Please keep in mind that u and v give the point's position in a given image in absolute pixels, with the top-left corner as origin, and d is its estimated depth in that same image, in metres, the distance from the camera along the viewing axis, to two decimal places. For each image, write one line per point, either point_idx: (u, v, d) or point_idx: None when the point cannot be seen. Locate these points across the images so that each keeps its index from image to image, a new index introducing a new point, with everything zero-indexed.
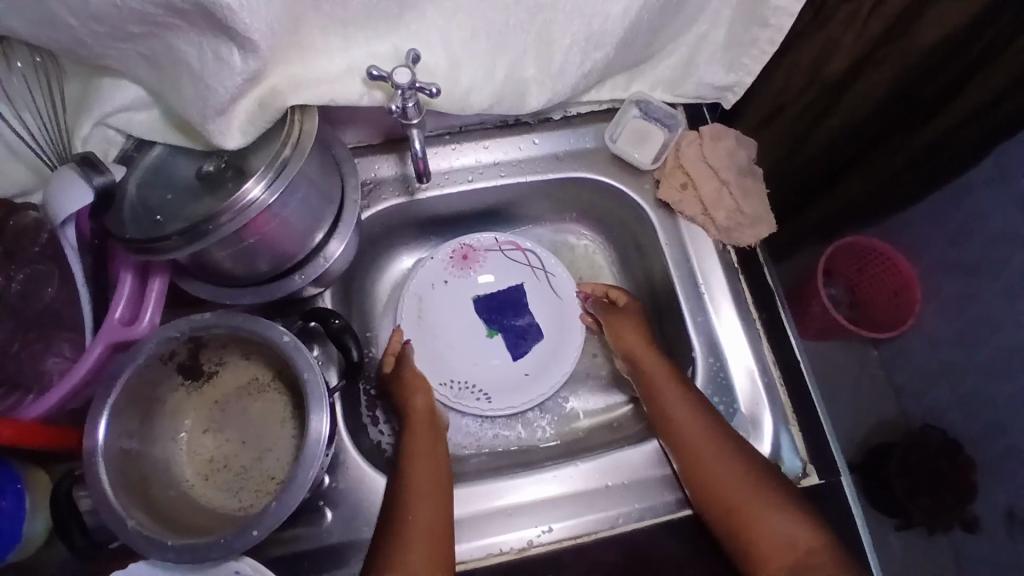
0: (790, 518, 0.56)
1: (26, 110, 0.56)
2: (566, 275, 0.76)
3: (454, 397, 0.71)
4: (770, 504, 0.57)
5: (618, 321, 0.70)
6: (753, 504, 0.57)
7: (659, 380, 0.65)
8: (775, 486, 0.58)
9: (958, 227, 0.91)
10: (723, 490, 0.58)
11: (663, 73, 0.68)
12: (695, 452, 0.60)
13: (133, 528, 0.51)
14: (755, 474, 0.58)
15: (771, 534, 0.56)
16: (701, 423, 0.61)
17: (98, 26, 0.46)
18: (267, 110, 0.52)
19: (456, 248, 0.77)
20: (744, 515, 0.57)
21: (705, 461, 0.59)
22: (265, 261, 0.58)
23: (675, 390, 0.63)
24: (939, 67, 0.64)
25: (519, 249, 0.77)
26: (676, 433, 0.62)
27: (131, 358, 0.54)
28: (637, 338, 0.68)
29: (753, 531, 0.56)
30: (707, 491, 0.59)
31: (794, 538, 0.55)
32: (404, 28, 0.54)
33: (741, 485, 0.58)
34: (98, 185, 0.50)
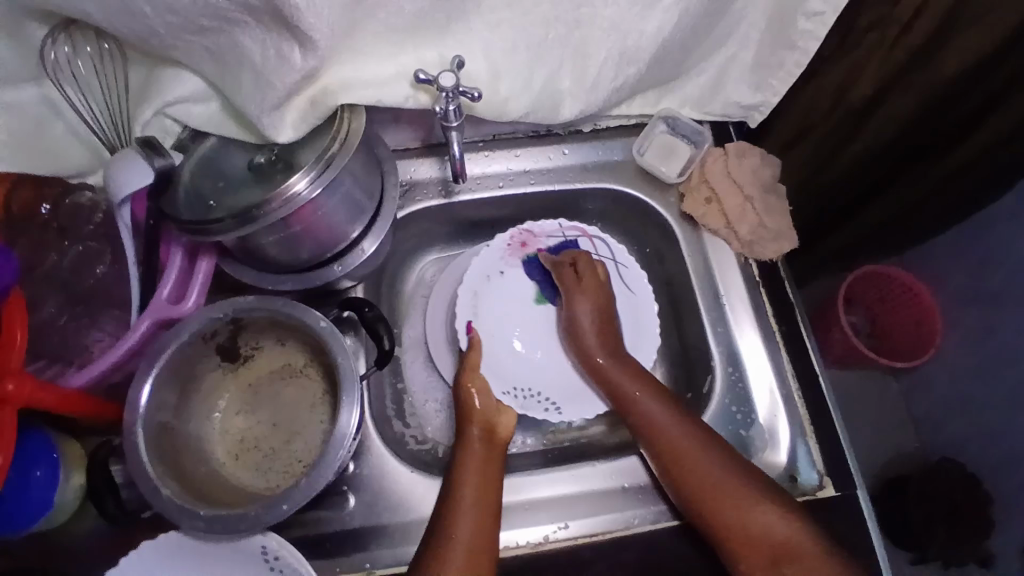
0: (786, 520, 0.56)
1: (91, 96, 0.59)
2: (638, 268, 0.73)
3: (521, 406, 0.69)
4: (750, 496, 0.58)
5: (578, 295, 0.69)
6: (748, 508, 0.57)
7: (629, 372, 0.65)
8: (755, 478, 0.59)
9: (978, 257, 0.92)
10: (703, 483, 0.59)
11: (692, 91, 0.70)
12: (682, 457, 0.60)
13: (166, 496, 0.53)
14: (735, 468, 0.59)
15: (754, 525, 0.57)
16: (683, 429, 0.61)
17: (172, 18, 0.49)
18: (319, 107, 0.55)
19: (515, 235, 0.75)
20: (724, 506, 0.58)
21: (695, 468, 0.59)
22: (307, 250, 0.60)
23: (651, 398, 0.63)
24: (960, 100, 0.67)
25: (584, 236, 0.74)
26: (661, 441, 0.61)
27: (175, 335, 0.57)
28: (597, 325, 0.67)
29: (752, 534, 0.56)
30: (699, 495, 0.59)
31: (782, 536, 0.56)
32: (450, 37, 0.58)
33: (720, 478, 0.58)
34: (159, 166, 0.54)
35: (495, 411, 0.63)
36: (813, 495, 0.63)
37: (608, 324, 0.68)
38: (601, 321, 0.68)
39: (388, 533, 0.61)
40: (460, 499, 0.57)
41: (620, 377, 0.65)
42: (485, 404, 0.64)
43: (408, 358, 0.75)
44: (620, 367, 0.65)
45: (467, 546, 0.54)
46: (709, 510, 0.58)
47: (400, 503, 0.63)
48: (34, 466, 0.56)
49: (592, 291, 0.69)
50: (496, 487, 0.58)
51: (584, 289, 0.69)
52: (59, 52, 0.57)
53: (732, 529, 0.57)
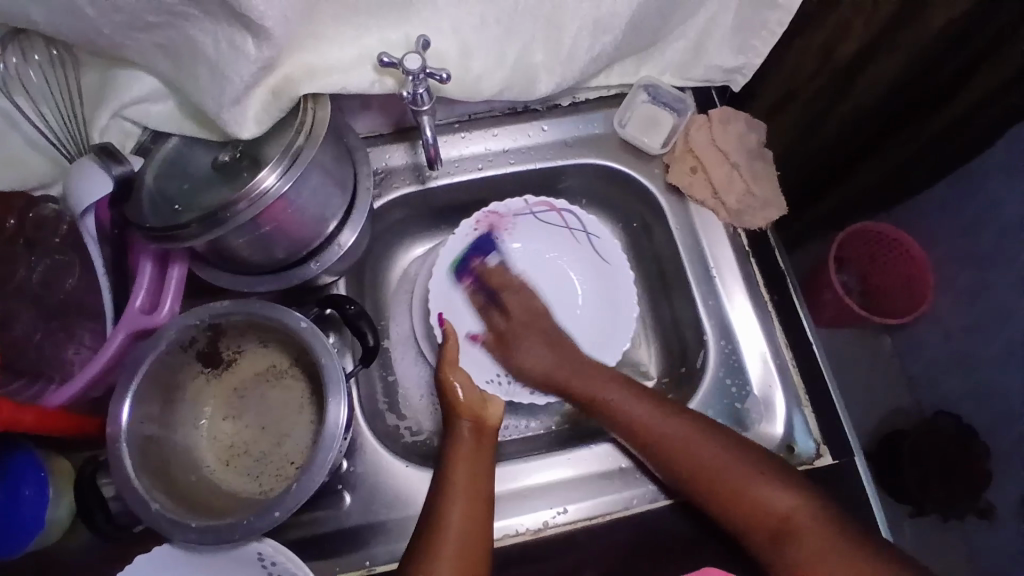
0: (786, 492, 0.57)
1: (44, 102, 0.57)
2: (610, 236, 0.72)
3: (507, 393, 0.67)
4: (754, 474, 0.58)
5: (523, 347, 0.66)
6: (740, 483, 0.58)
7: (610, 383, 0.64)
8: (758, 456, 0.59)
9: (969, 210, 0.90)
10: (699, 470, 0.59)
11: (672, 57, 0.68)
12: (668, 444, 0.60)
13: (156, 511, 0.52)
14: (731, 447, 0.59)
15: (755, 503, 0.57)
16: (673, 425, 0.61)
17: (119, 15, 0.47)
18: (280, 99, 0.52)
19: (481, 217, 0.71)
20: (727, 492, 0.58)
21: (687, 453, 0.59)
22: (281, 248, 0.59)
23: (628, 396, 0.63)
24: (952, 52, 0.64)
25: (553, 211, 0.72)
26: (648, 438, 0.61)
27: (152, 345, 0.55)
28: (554, 362, 0.65)
29: (754, 514, 0.57)
30: (697, 476, 0.59)
31: (789, 512, 0.56)
32: (414, 16, 0.55)
33: (716, 462, 0.59)
34: (116, 174, 0.53)
35: (481, 401, 0.62)
36: (810, 465, 0.63)
37: (560, 339, 0.67)
38: (555, 354, 0.66)
39: (386, 528, 0.61)
40: (450, 483, 0.56)
41: (585, 386, 0.64)
42: (468, 396, 0.62)
43: (396, 349, 0.73)
44: (588, 376, 0.65)
45: (456, 536, 0.54)
46: (717, 496, 0.58)
47: (397, 499, 0.62)
48: (23, 484, 0.55)
49: (527, 330, 0.67)
50: (485, 482, 0.58)
51: (523, 342, 0.66)
52: (8, 62, 0.55)
53: (739, 509, 0.57)
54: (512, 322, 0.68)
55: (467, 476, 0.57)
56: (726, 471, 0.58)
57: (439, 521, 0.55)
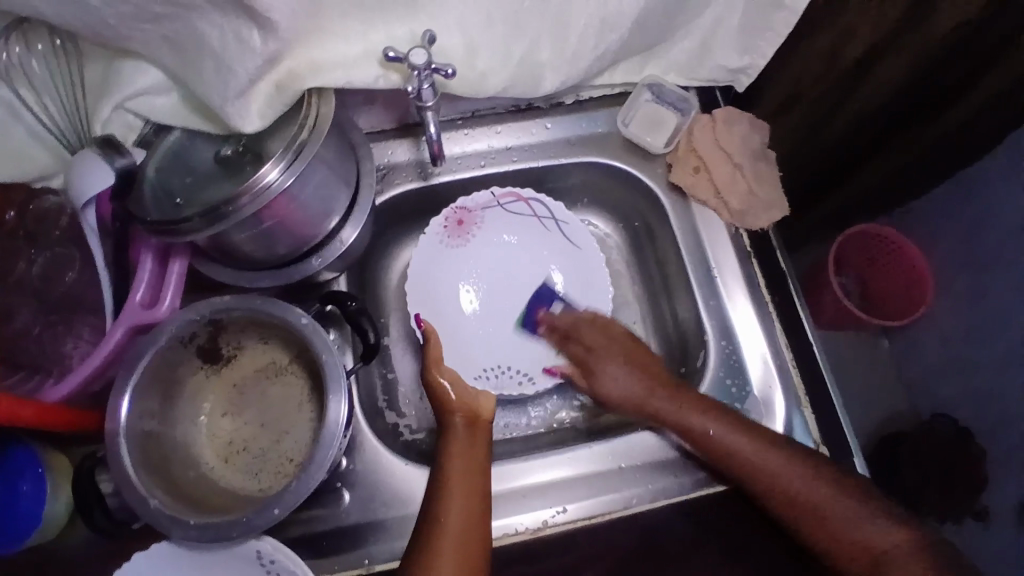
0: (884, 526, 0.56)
1: (46, 93, 0.56)
2: (578, 222, 0.73)
3: (495, 386, 0.68)
4: (850, 507, 0.57)
5: (599, 365, 0.66)
6: (835, 512, 0.57)
7: (703, 411, 0.62)
8: (849, 486, 0.58)
9: (970, 215, 0.90)
10: (794, 497, 0.58)
11: (677, 56, 0.67)
12: (764, 476, 0.59)
13: (155, 507, 0.51)
14: (823, 475, 0.58)
15: (849, 535, 0.57)
16: (769, 454, 0.59)
17: (122, 6, 0.46)
18: (284, 93, 0.52)
19: (449, 214, 0.73)
20: (821, 521, 0.58)
21: (777, 479, 0.59)
22: (282, 244, 0.58)
23: (719, 422, 0.61)
24: (961, 51, 0.64)
25: (520, 200, 0.73)
26: (738, 462, 0.60)
27: (152, 340, 0.55)
28: (631, 385, 0.65)
29: (865, 551, 0.56)
30: (783, 500, 0.59)
31: (877, 545, 0.56)
32: (419, 12, 0.54)
33: (811, 492, 0.58)
34: (119, 166, 0.52)
35: (471, 397, 0.61)
36: None
37: (637, 359, 0.66)
38: (629, 373, 0.65)
39: (385, 526, 0.61)
40: (447, 482, 0.56)
41: (663, 404, 0.63)
42: (460, 391, 0.61)
43: (396, 346, 0.73)
44: (663, 393, 0.63)
45: (457, 536, 0.53)
46: (810, 523, 0.58)
47: (396, 497, 0.62)
48: (22, 479, 0.55)
49: (606, 352, 0.67)
50: (481, 480, 0.57)
51: (599, 363, 0.66)
52: (11, 52, 0.54)
53: (823, 539, 0.57)
54: (589, 352, 0.67)
55: (465, 476, 0.56)
56: (816, 498, 0.58)
57: (438, 520, 0.54)
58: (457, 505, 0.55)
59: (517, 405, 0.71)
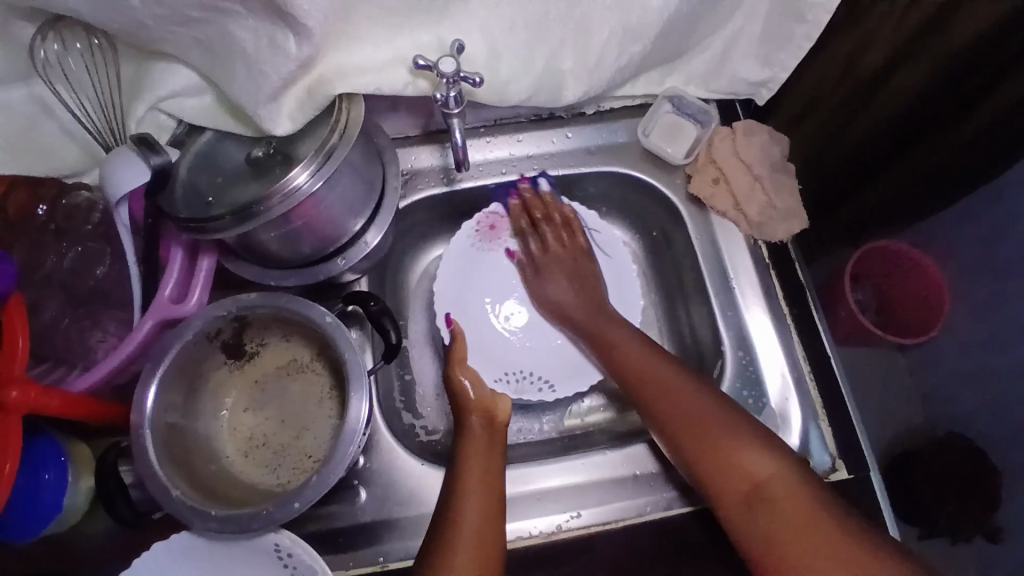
0: (769, 458, 0.55)
1: (82, 91, 0.57)
2: (611, 231, 0.74)
3: (515, 390, 0.69)
4: (740, 438, 0.57)
5: (547, 271, 0.71)
6: (723, 438, 0.57)
7: (616, 330, 0.66)
8: (744, 422, 0.58)
9: (987, 232, 0.91)
10: (686, 418, 0.59)
11: (698, 69, 0.68)
12: (664, 392, 0.61)
13: (178, 497, 0.52)
14: (720, 402, 0.59)
15: (734, 462, 0.56)
16: (671, 373, 0.62)
17: (161, 9, 0.48)
18: (315, 98, 0.54)
19: (481, 220, 0.74)
20: (711, 445, 0.57)
21: (676, 399, 0.60)
22: (308, 243, 0.59)
23: (631, 342, 0.65)
24: (976, 58, 0.63)
25: (552, 208, 0.74)
26: (642, 380, 0.62)
27: (179, 334, 0.56)
28: (572, 292, 0.69)
29: (749, 483, 0.55)
30: (675, 423, 0.59)
31: (767, 479, 0.54)
32: (447, 20, 0.56)
33: (706, 415, 0.58)
34: (154, 164, 0.53)
35: (491, 399, 0.63)
36: (826, 479, 0.63)
37: (589, 284, 0.70)
38: (570, 285, 0.70)
39: (401, 525, 0.61)
40: (463, 479, 0.57)
41: (596, 323, 0.67)
42: (480, 394, 0.63)
43: (416, 347, 0.74)
44: (605, 316, 0.67)
45: (473, 534, 0.54)
46: (699, 450, 0.57)
47: (412, 497, 0.62)
48: (43, 468, 0.56)
49: (557, 258, 0.71)
50: (497, 479, 0.58)
51: (549, 266, 0.71)
52: (49, 50, 0.55)
53: (708, 464, 0.57)
54: (546, 253, 0.72)
55: (480, 474, 0.57)
56: (713, 425, 0.58)
57: (454, 514, 0.55)
58: (473, 502, 0.55)
59: (535, 409, 0.72)
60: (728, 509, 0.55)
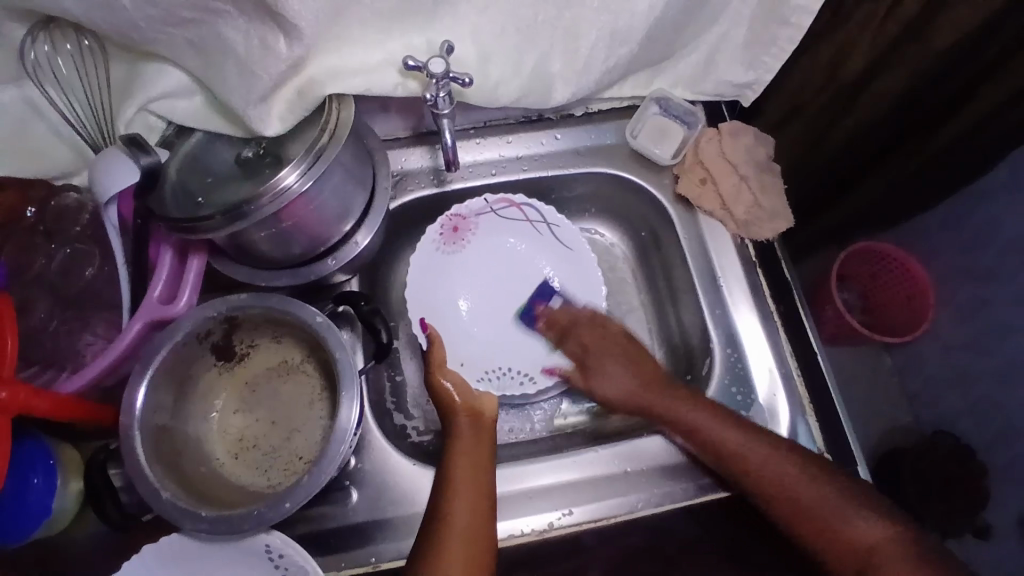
0: (883, 530, 0.56)
1: (72, 94, 0.57)
2: (570, 225, 0.75)
3: (498, 387, 0.70)
4: (841, 506, 0.58)
5: (597, 371, 0.68)
6: (829, 509, 0.58)
7: (688, 404, 0.64)
8: (840, 483, 0.59)
9: (970, 232, 0.92)
10: (785, 491, 0.59)
11: (685, 71, 0.69)
12: (756, 468, 0.60)
13: (167, 500, 0.52)
14: (812, 467, 0.60)
15: (846, 536, 0.57)
16: (763, 448, 0.60)
17: (152, 9, 0.48)
18: (305, 98, 0.54)
19: (445, 221, 0.74)
20: (819, 523, 0.58)
21: (793, 491, 0.59)
22: (298, 244, 0.60)
23: (732, 426, 0.61)
24: (960, 65, 0.66)
25: (511, 206, 0.75)
26: (745, 468, 0.60)
27: (169, 336, 0.56)
28: (631, 385, 0.67)
29: (863, 561, 0.56)
30: (784, 506, 0.59)
31: (876, 546, 0.56)
32: (437, 22, 0.56)
33: (802, 486, 0.59)
34: (143, 164, 0.53)
35: (475, 399, 0.63)
36: None
37: (640, 359, 0.68)
38: (629, 375, 0.67)
39: (394, 525, 0.61)
40: (452, 477, 0.57)
41: (688, 415, 0.63)
42: (463, 394, 0.63)
43: (406, 347, 0.74)
44: (664, 392, 0.65)
45: (463, 531, 0.54)
46: (805, 525, 0.58)
47: (403, 497, 0.62)
48: (33, 472, 0.55)
49: (602, 360, 0.68)
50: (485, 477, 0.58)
51: (598, 361, 0.68)
52: (39, 50, 0.54)
53: (827, 545, 0.57)
54: (586, 351, 0.69)
55: (470, 471, 0.58)
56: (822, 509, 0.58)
57: (443, 512, 0.55)
58: (462, 499, 0.56)
59: (527, 408, 0.73)
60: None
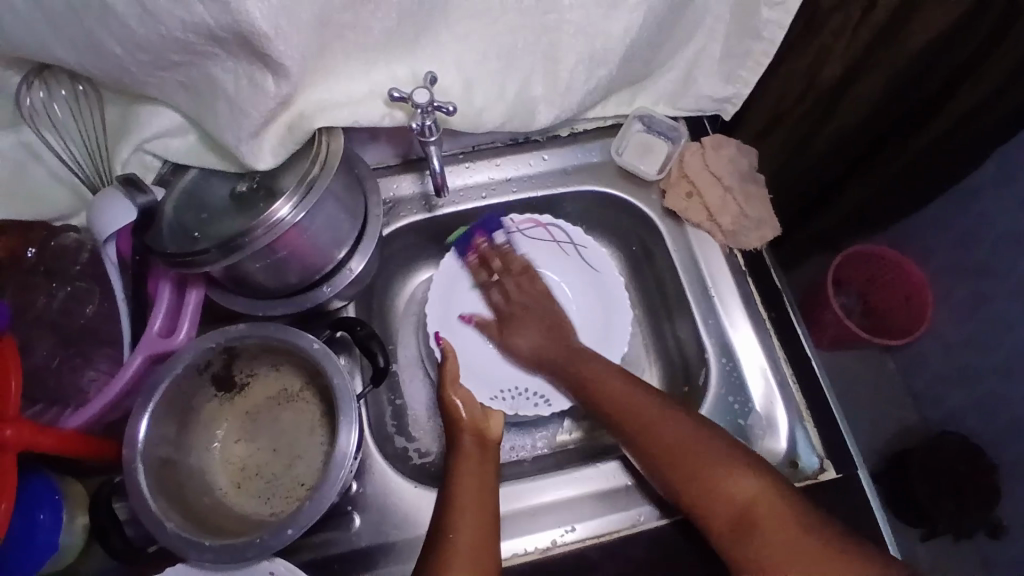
0: (749, 476, 0.55)
1: (69, 137, 0.60)
2: (596, 248, 0.75)
3: (510, 407, 0.70)
4: (715, 454, 0.57)
5: (513, 327, 0.71)
6: (698, 455, 0.57)
7: (584, 367, 0.66)
8: (714, 433, 0.59)
9: (961, 232, 0.93)
10: (659, 444, 0.59)
11: (665, 88, 0.71)
12: (628, 416, 0.62)
13: (171, 530, 0.53)
14: (694, 422, 0.60)
15: (717, 485, 0.56)
16: (638, 397, 0.62)
17: (144, 54, 0.50)
18: (295, 132, 0.56)
19: (469, 240, 0.75)
20: (689, 469, 0.57)
21: (699, 462, 0.57)
22: (294, 273, 0.61)
23: (601, 371, 0.65)
24: (934, 63, 0.67)
25: (539, 226, 0.75)
26: (630, 417, 0.62)
27: (169, 369, 0.57)
28: (544, 341, 0.69)
29: (741, 508, 0.54)
30: (648, 445, 0.60)
31: (748, 500, 0.54)
32: (420, 53, 0.58)
33: (682, 436, 0.59)
34: (141, 203, 0.55)
35: (483, 415, 0.64)
36: (815, 479, 0.64)
37: (558, 322, 0.71)
38: (538, 336, 0.70)
39: (398, 550, 0.62)
40: (457, 493, 0.58)
41: (602, 381, 0.64)
42: (472, 413, 0.64)
43: (406, 372, 0.75)
44: (574, 355, 0.68)
45: (466, 550, 0.54)
46: (674, 469, 0.58)
47: (407, 520, 0.63)
48: (39, 508, 0.55)
49: (523, 316, 0.72)
50: (489, 496, 0.58)
51: (515, 323, 0.71)
52: (35, 97, 0.57)
53: (690, 490, 0.57)
54: (509, 303, 0.73)
55: (473, 490, 0.58)
56: (696, 454, 0.57)
57: (449, 529, 0.56)
58: (469, 516, 0.56)
59: (529, 425, 0.73)
60: (722, 542, 0.55)
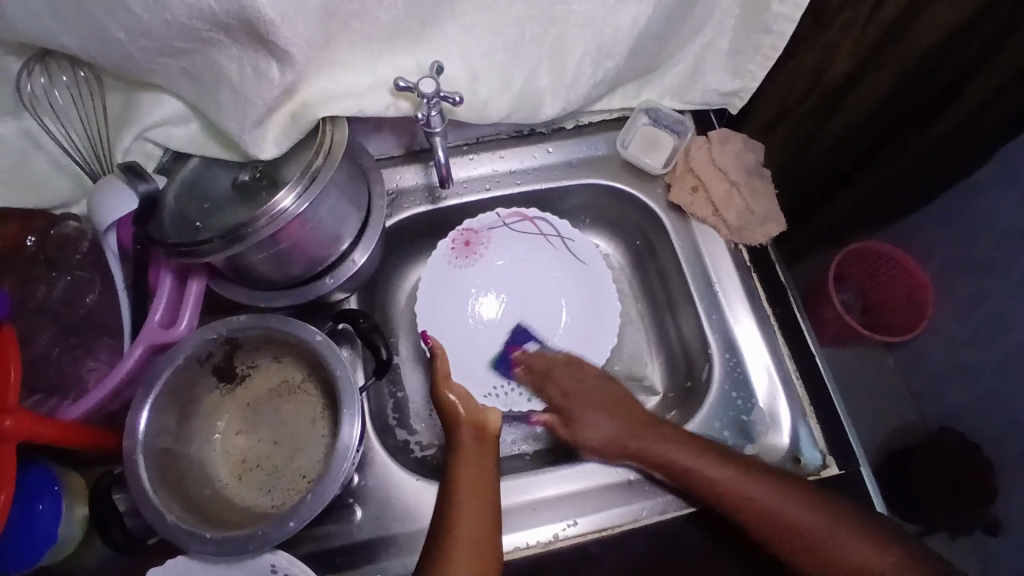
0: (841, 527, 0.59)
1: (70, 124, 0.59)
2: (584, 238, 0.75)
3: (504, 403, 0.68)
4: (806, 512, 0.59)
5: (579, 420, 0.66)
6: (789, 515, 0.59)
7: (646, 434, 0.63)
8: (799, 490, 0.60)
9: (964, 229, 0.93)
10: (749, 510, 0.59)
11: (672, 81, 0.70)
12: (709, 485, 0.60)
13: (172, 522, 0.52)
14: (776, 481, 0.60)
15: (814, 540, 0.58)
16: (714, 466, 0.61)
17: (147, 41, 0.49)
18: (299, 122, 0.55)
19: (457, 235, 0.75)
20: (784, 531, 0.59)
21: (791, 523, 0.59)
22: (297, 264, 0.60)
23: (668, 438, 0.63)
24: (943, 61, 0.66)
25: (525, 220, 0.75)
26: (710, 487, 0.60)
27: (170, 360, 0.56)
28: (611, 428, 0.65)
29: (834, 564, 0.58)
30: (737, 511, 0.60)
31: (844, 549, 0.58)
32: (426, 43, 0.58)
33: (771, 501, 0.59)
34: (142, 191, 0.54)
35: (480, 410, 0.63)
36: (818, 476, 0.64)
37: (614, 399, 0.66)
38: (609, 424, 0.65)
39: (399, 542, 0.61)
40: (458, 487, 0.57)
41: (659, 448, 0.62)
42: (467, 408, 0.63)
43: (407, 364, 0.74)
44: (641, 435, 0.63)
45: (469, 545, 0.54)
46: (770, 531, 0.59)
47: (409, 512, 0.62)
48: (39, 499, 0.55)
49: (585, 407, 0.66)
50: (489, 489, 0.58)
51: (581, 416, 0.66)
52: (36, 83, 0.56)
53: (790, 549, 0.59)
54: (566, 398, 0.67)
55: (473, 482, 0.58)
56: (790, 517, 0.59)
57: (451, 521, 0.56)
58: (468, 509, 0.56)
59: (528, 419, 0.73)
60: None
